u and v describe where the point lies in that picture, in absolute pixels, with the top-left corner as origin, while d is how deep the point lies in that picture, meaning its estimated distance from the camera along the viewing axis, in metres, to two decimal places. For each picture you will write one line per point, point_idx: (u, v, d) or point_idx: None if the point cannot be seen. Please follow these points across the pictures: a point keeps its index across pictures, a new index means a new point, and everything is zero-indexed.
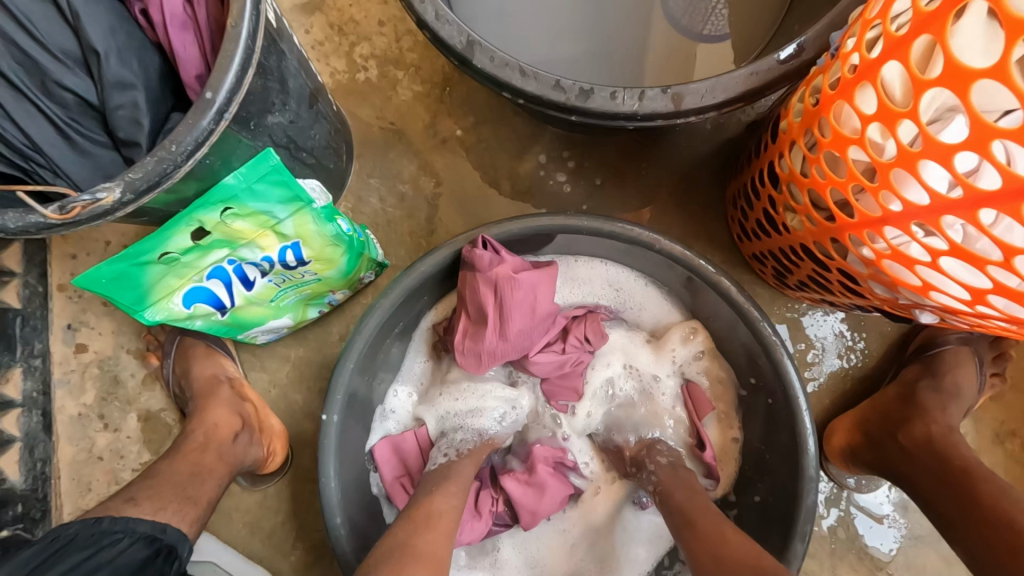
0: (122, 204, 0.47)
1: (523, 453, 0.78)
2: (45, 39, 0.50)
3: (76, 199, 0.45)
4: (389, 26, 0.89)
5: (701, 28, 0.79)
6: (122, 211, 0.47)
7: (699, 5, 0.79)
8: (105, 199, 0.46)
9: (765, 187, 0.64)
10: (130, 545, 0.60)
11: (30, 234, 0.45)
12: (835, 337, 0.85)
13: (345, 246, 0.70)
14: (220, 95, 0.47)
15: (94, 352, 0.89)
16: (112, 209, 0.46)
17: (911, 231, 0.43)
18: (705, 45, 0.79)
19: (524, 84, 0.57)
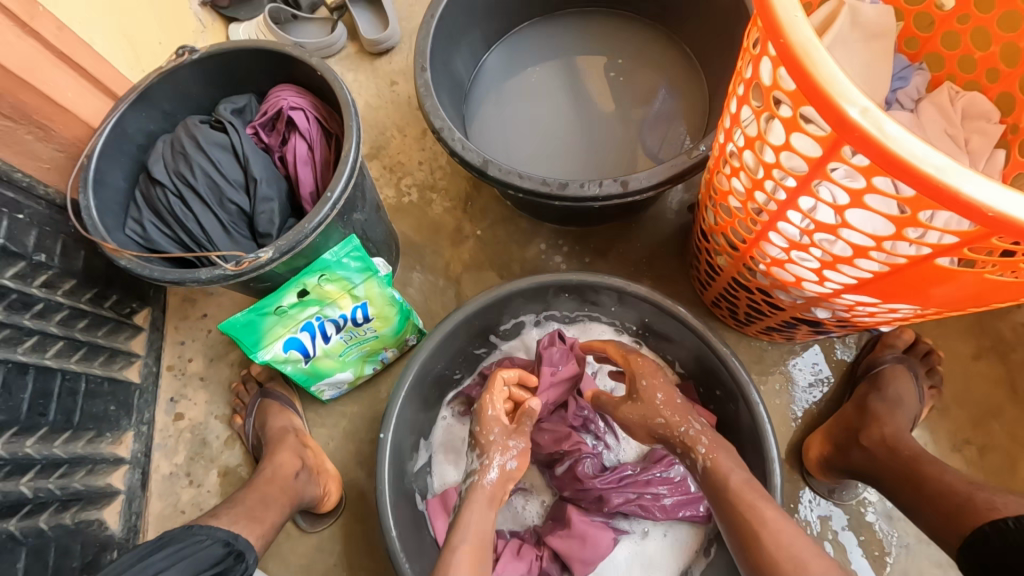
0: (272, 261, 0.74)
1: (557, 512, 0.88)
2: (225, 172, 0.79)
3: (247, 257, 0.72)
4: (426, 164, 1.23)
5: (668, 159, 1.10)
6: (272, 262, 0.73)
7: (643, 138, 1.13)
8: (264, 257, 0.73)
9: (701, 242, 0.89)
10: (211, 545, 0.72)
11: (216, 281, 0.72)
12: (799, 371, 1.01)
13: (398, 308, 0.94)
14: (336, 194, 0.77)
15: (188, 419, 1.09)
16: (267, 263, 0.73)
17: (771, 242, 0.65)
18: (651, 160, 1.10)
19: (522, 183, 0.86)
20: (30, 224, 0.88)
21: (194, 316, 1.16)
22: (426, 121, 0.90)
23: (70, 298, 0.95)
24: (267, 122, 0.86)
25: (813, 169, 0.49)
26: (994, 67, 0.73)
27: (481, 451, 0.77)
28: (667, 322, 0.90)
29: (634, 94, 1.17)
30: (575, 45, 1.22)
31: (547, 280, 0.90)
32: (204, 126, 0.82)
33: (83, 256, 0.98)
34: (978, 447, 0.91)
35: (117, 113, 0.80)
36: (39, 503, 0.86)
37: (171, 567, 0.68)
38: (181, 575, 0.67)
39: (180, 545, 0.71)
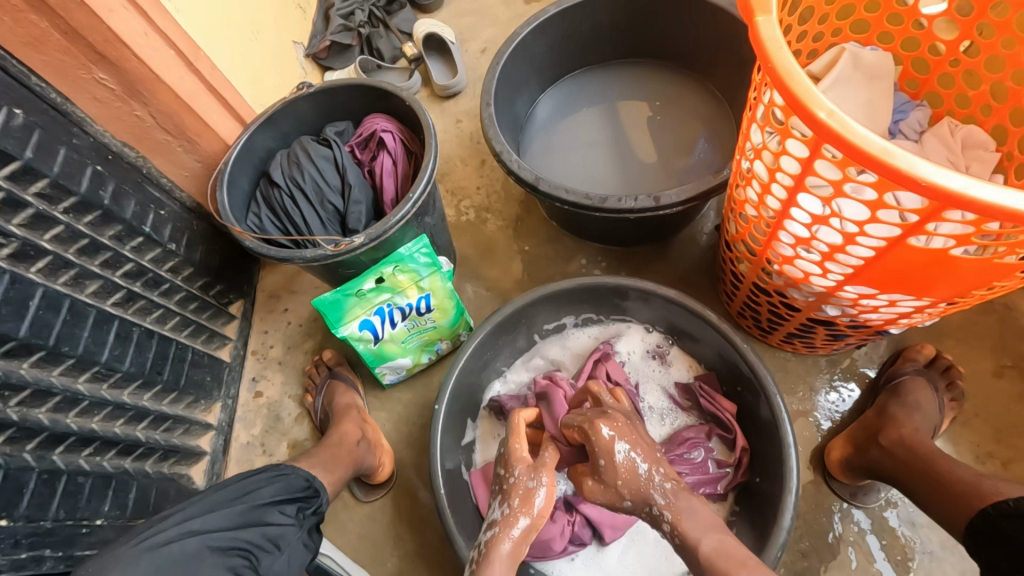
0: (362, 246, 0.90)
1: None
2: (326, 179, 0.98)
3: (344, 241, 0.89)
4: (483, 188, 1.41)
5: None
6: (362, 244, 0.90)
7: (678, 169, 1.27)
8: (356, 242, 0.90)
9: (726, 253, 0.99)
10: (295, 476, 0.81)
11: (317, 259, 0.89)
12: (826, 393, 1.06)
13: (456, 303, 1.09)
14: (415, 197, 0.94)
15: (266, 397, 1.25)
16: (359, 247, 0.89)
17: (781, 240, 0.75)
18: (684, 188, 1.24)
19: (568, 197, 1.01)
20: (168, 219, 1.08)
21: (277, 310, 1.34)
22: (489, 145, 1.08)
23: (188, 282, 1.14)
24: (362, 142, 1.05)
25: (803, 166, 0.60)
26: (986, 103, 0.84)
27: (505, 497, 0.80)
28: (695, 323, 1.00)
29: (675, 136, 1.32)
30: (623, 92, 1.39)
31: (586, 282, 1.02)
32: (314, 143, 1.02)
33: (201, 251, 1.17)
34: (1001, 461, 0.96)
35: (248, 132, 1.01)
36: (149, 448, 1.02)
37: (267, 486, 0.77)
38: (273, 492, 0.76)
39: (269, 475, 0.80)
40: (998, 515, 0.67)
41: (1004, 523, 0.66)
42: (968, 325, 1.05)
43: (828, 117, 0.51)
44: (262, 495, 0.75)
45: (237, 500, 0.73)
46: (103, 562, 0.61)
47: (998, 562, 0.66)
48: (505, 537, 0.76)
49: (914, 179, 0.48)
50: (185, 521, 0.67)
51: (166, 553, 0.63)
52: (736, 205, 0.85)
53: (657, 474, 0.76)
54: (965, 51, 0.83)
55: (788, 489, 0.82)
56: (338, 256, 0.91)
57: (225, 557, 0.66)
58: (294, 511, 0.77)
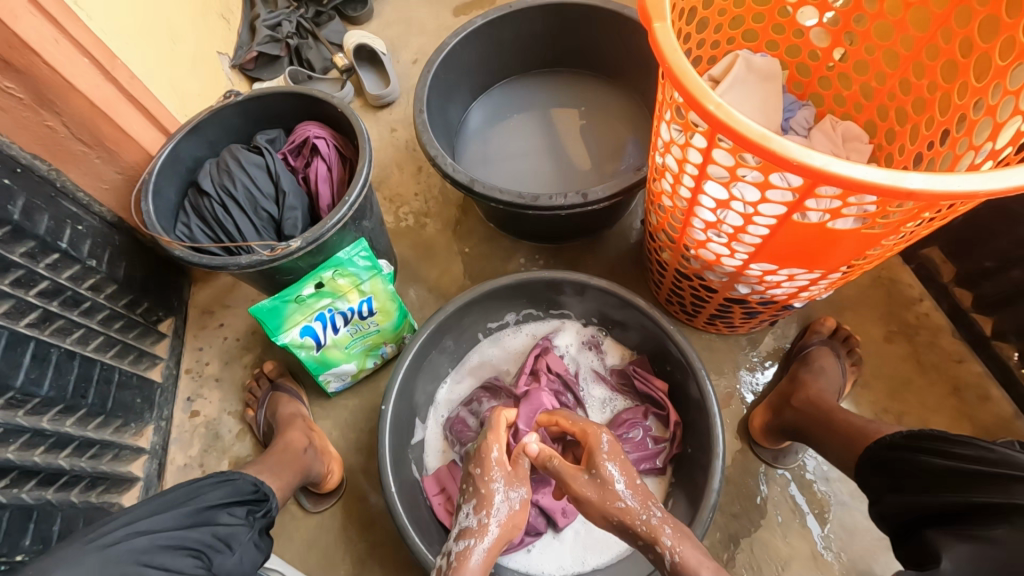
0: (299, 250, 0.91)
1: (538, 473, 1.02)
2: (259, 186, 0.98)
3: (280, 246, 0.89)
4: (421, 194, 1.43)
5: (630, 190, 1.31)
6: (299, 248, 0.90)
7: (605, 170, 1.35)
8: (293, 246, 0.90)
9: (650, 244, 1.07)
10: (243, 481, 0.80)
11: (253, 266, 0.88)
12: (748, 372, 1.16)
13: (399, 305, 1.10)
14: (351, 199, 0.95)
15: (203, 416, 1.21)
16: (296, 251, 0.89)
17: (694, 227, 0.83)
18: None
19: (502, 196, 1.05)
20: (86, 234, 1.03)
21: (211, 325, 1.29)
22: (424, 150, 1.11)
23: (111, 300, 1.09)
24: (294, 149, 1.05)
25: (703, 156, 0.68)
26: (858, 102, 0.97)
27: (481, 507, 0.78)
28: (626, 310, 1.07)
29: (602, 140, 1.40)
30: (552, 100, 1.46)
31: (523, 277, 1.07)
32: (244, 151, 1.01)
33: (125, 267, 1.12)
34: (895, 415, 1.08)
35: (173, 141, 0.99)
36: (74, 477, 0.96)
37: (215, 488, 0.76)
38: (220, 496, 0.75)
39: (215, 479, 0.78)
40: (880, 447, 0.75)
41: (883, 452, 0.75)
42: (863, 298, 1.18)
43: (716, 108, 0.58)
44: (210, 497, 0.74)
45: (184, 502, 0.71)
46: (46, 565, 0.58)
47: (879, 486, 0.73)
48: (476, 550, 0.75)
49: (789, 160, 0.56)
50: (130, 523, 0.65)
51: (115, 553, 0.61)
52: (655, 197, 0.92)
53: (648, 509, 0.74)
54: (838, 57, 0.96)
55: (715, 454, 0.90)
56: (275, 261, 0.90)
57: (175, 556, 0.65)
58: (243, 513, 0.76)
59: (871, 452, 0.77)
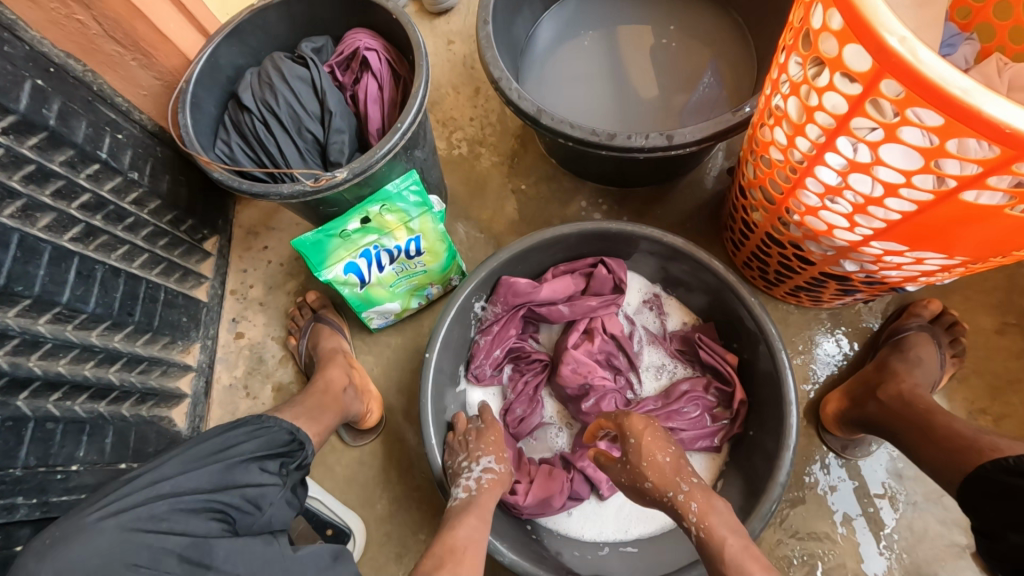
0: (346, 181, 0.82)
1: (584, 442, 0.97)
2: (305, 105, 0.88)
3: (325, 175, 0.80)
4: (477, 120, 1.30)
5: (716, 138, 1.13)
6: (346, 180, 0.81)
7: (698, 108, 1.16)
8: (339, 177, 0.80)
9: (738, 201, 0.94)
10: (278, 430, 0.79)
11: (296, 196, 0.80)
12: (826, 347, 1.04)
13: (447, 245, 1.02)
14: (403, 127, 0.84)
15: (248, 338, 1.20)
16: (341, 182, 0.80)
17: (806, 188, 0.69)
18: None
19: (572, 132, 0.91)
20: (126, 144, 0.97)
21: (256, 248, 1.26)
22: (486, 70, 0.96)
23: (154, 217, 1.05)
24: (343, 61, 0.94)
25: (852, 105, 0.53)
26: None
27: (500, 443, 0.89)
28: (697, 272, 0.96)
29: (683, 67, 1.21)
30: (630, 14, 1.26)
31: (588, 227, 0.96)
32: (288, 61, 0.90)
33: (168, 180, 1.07)
34: (993, 417, 0.96)
35: (212, 44, 0.88)
36: (124, 392, 0.97)
37: (245, 441, 0.74)
38: (253, 448, 0.73)
39: (248, 428, 0.77)
40: (998, 471, 0.65)
41: (1003, 479, 0.64)
42: (979, 282, 1.02)
43: (899, 43, 0.44)
44: (242, 451, 0.72)
45: (214, 458, 0.69)
46: (65, 530, 0.57)
47: (988, 515, 0.64)
48: (499, 471, 0.85)
49: (995, 123, 0.42)
50: (155, 483, 0.63)
51: (134, 517, 0.58)
52: (759, 147, 0.78)
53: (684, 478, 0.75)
54: None
55: (786, 445, 0.81)
56: (320, 192, 0.82)
57: (202, 520, 0.62)
58: (275, 468, 0.74)
59: (981, 477, 0.66)
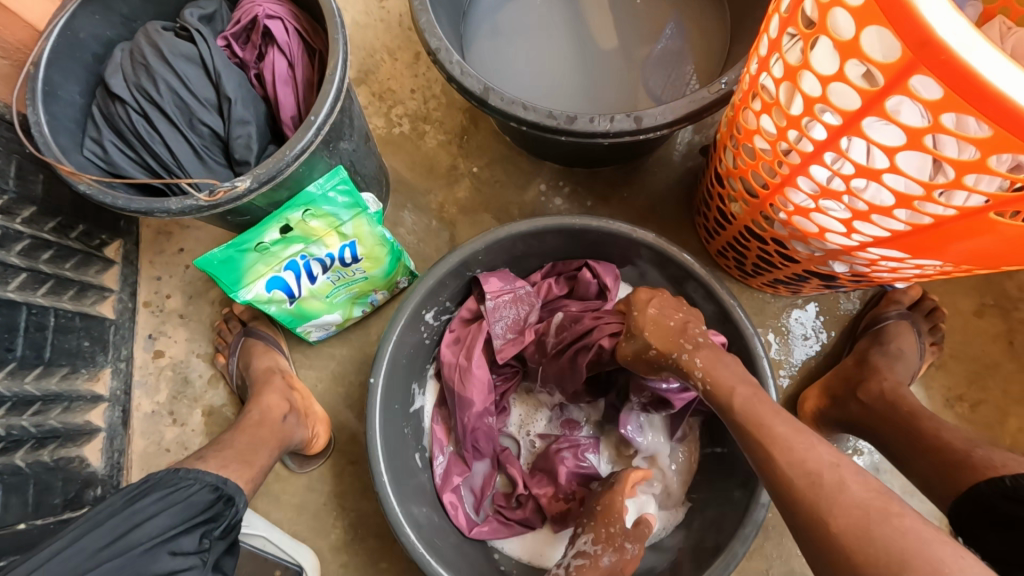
0: (250, 191, 0.65)
1: (550, 460, 0.90)
2: (195, 91, 0.71)
3: (222, 185, 0.63)
4: (418, 92, 1.14)
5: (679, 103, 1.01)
6: (251, 196, 0.64)
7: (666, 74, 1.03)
8: (240, 187, 0.64)
9: (715, 189, 0.83)
10: (199, 491, 0.72)
11: (187, 212, 0.64)
12: (800, 329, 0.99)
13: (389, 248, 0.88)
14: (320, 117, 0.68)
15: (169, 357, 1.05)
16: (244, 194, 0.64)
17: (799, 187, 0.60)
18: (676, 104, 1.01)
19: (526, 115, 0.78)
20: None
21: (170, 251, 1.09)
22: (421, 40, 0.81)
23: (32, 227, 0.87)
24: (241, 32, 0.76)
25: (868, 104, 0.43)
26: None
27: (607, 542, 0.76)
28: (673, 270, 0.87)
29: (640, 19, 1.06)
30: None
31: (547, 223, 0.85)
32: (168, 34, 0.72)
33: (42, 181, 0.88)
34: (970, 403, 0.93)
35: (64, 14, 0.70)
36: (14, 440, 0.83)
37: (159, 513, 0.67)
38: (164, 525, 0.66)
39: (165, 490, 0.70)
40: (994, 494, 0.61)
41: (1008, 507, 0.59)
42: None
43: (948, 34, 0.34)
44: (149, 532, 0.65)
45: (114, 551, 0.63)
46: None
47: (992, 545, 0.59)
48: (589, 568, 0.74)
49: None
50: None
51: None
52: (741, 135, 0.67)
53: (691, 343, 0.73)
54: None
55: None
56: (218, 205, 0.65)
57: None
58: (192, 544, 0.67)
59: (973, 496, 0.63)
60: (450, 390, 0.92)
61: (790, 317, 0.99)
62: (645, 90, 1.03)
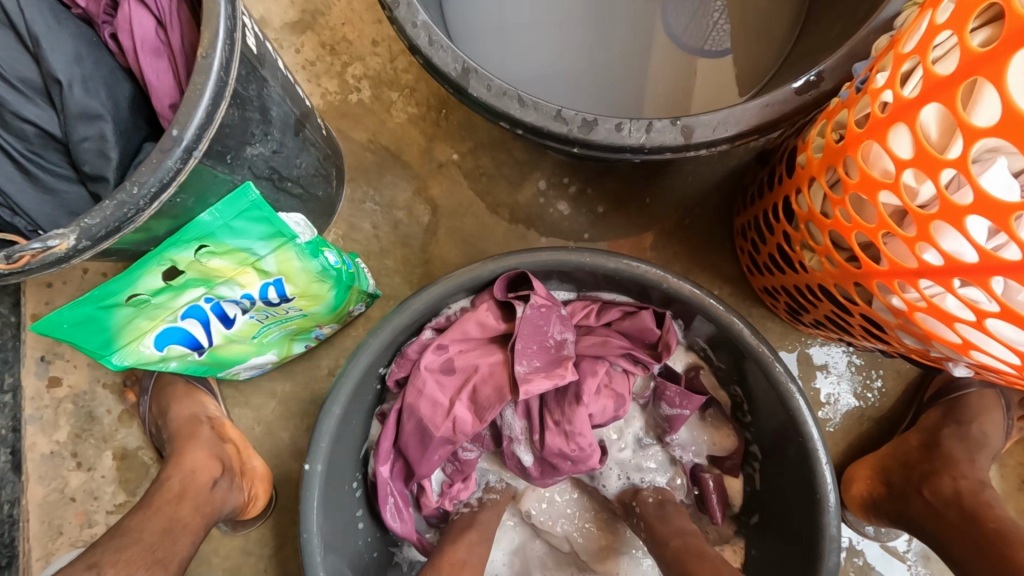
0: (78, 251, 0.41)
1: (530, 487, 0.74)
2: (4, 68, 0.47)
3: (23, 247, 0.39)
4: (383, 46, 0.86)
5: (702, 44, 0.76)
6: (78, 258, 0.41)
7: (699, 21, 0.76)
8: (58, 247, 0.40)
9: (779, 223, 0.60)
10: None
11: None
12: (849, 373, 0.80)
13: (333, 280, 0.66)
14: (188, 132, 0.42)
15: (68, 386, 0.84)
16: (65, 258, 0.40)
17: (952, 286, 0.38)
18: (704, 60, 0.75)
19: (523, 114, 0.53)
20: None
21: None
22: None
23: None
24: None
25: None
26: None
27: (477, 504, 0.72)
28: (710, 327, 0.67)
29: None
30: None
31: (545, 258, 0.65)
32: None
33: None
34: None
35: None
36: None
37: None
38: None
39: None
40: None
41: None
42: None
43: None
44: None
45: None
46: None
47: None
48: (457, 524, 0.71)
49: None
50: None
51: None
52: (851, 178, 0.44)
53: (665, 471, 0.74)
54: None
55: None
56: (29, 269, 0.41)
57: None
58: None
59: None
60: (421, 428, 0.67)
61: (836, 362, 0.80)
62: (667, 33, 0.76)
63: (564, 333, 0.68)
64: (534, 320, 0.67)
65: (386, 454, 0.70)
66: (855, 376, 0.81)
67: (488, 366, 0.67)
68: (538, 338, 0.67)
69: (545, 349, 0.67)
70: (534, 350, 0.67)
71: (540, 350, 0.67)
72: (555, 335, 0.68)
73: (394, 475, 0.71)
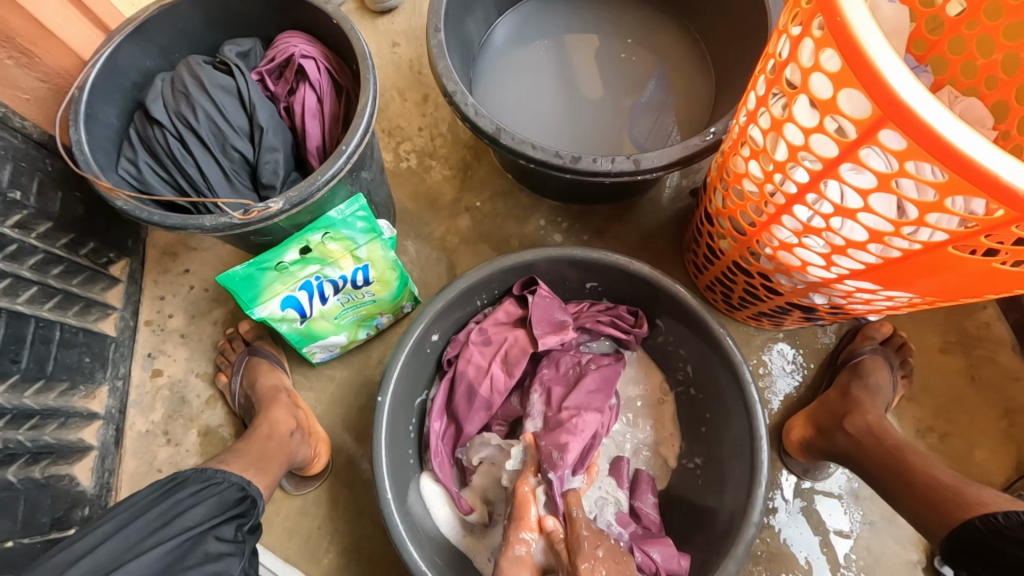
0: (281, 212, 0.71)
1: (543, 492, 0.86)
2: (230, 119, 0.76)
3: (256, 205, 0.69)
4: (426, 130, 1.21)
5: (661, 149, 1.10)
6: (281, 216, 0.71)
7: (657, 133, 1.11)
8: (273, 208, 0.69)
9: (704, 226, 0.90)
10: (227, 488, 0.73)
11: (221, 230, 0.69)
12: (778, 354, 1.06)
13: (400, 272, 0.92)
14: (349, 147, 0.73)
15: (167, 376, 1.05)
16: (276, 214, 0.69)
17: (784, 225, 0.68)
18: None
19: (535, 153, 0.85)
20: (4, 157, 0.82)
21: (175, 271, 1.11)
22: (438, 83, 0.88)
23: (46, 241, 0.89)
24: (274, 69, 0.82)
25: (845, 152, 0.52)
26: (1012, 53, 0.73)
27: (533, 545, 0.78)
28: (670, 304, 0.91)
29: (627, 72, 1.16)
30: (576, 20, 1.20)
31: (553, 253, 0.90)
32: (207, 67, 0.78)
33: (61, 199, 0.91)
34: (939, 434, 0.99)
35: (111, 44, 0.75)
36: (9, 454, 0.82)
37: (196, 505, 0.68)
38: (205, 513, 0.68)
39: (197, 486, 0.71)
40: (991, 535, 0.66)
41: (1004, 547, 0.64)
42: None
43: (908, 94, 0.44)
44: (193, 515, 0.67)
45: (160, 527, 0.64)
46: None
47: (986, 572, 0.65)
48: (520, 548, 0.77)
49: (995, 182, 0.43)
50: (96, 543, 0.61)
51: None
52: (730, 178, 0.75)
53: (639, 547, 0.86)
54: (953, 12, 0.77)
55: (758, 482, 0.79)
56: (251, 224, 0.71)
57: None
58: (231, 534, 0.68)
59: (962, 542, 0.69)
60: (467, 381, 0.91)
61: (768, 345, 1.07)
62: (632, 137, 1.11)
63: (561, 316, 0.94)
64: (542, 303, 0.92)
65: (438, 414, 0.93)
66: (782, 356, 1.06)
67: (518, 343, 0.92)
68: (547, 316, 0.93)
69: (550, 328, 0.92)
70: (546, 323, 0.92)
71: (545, 327, 0.92)
72: (555, 317, 0.93)
73: (443, 434, 0.92)
